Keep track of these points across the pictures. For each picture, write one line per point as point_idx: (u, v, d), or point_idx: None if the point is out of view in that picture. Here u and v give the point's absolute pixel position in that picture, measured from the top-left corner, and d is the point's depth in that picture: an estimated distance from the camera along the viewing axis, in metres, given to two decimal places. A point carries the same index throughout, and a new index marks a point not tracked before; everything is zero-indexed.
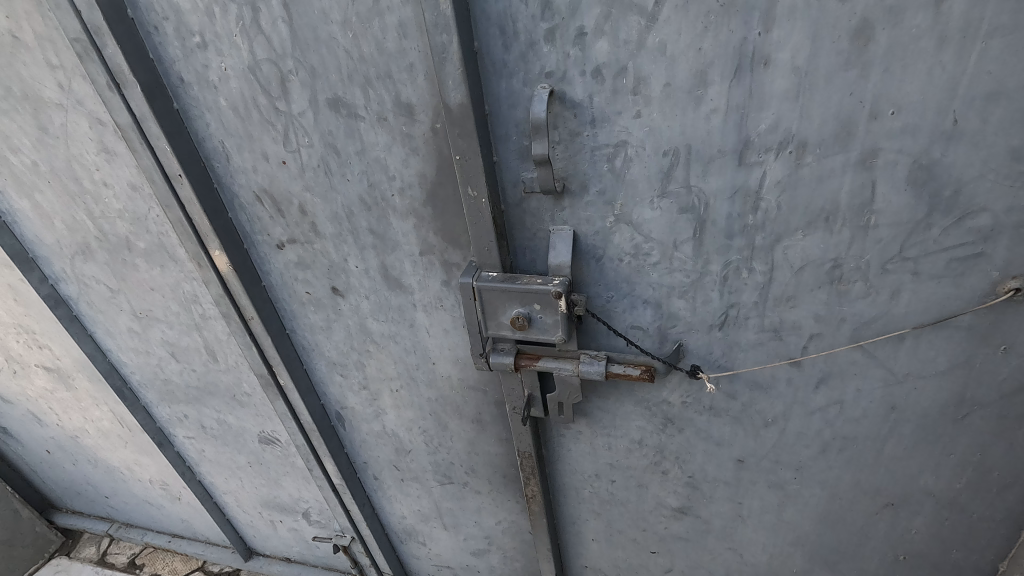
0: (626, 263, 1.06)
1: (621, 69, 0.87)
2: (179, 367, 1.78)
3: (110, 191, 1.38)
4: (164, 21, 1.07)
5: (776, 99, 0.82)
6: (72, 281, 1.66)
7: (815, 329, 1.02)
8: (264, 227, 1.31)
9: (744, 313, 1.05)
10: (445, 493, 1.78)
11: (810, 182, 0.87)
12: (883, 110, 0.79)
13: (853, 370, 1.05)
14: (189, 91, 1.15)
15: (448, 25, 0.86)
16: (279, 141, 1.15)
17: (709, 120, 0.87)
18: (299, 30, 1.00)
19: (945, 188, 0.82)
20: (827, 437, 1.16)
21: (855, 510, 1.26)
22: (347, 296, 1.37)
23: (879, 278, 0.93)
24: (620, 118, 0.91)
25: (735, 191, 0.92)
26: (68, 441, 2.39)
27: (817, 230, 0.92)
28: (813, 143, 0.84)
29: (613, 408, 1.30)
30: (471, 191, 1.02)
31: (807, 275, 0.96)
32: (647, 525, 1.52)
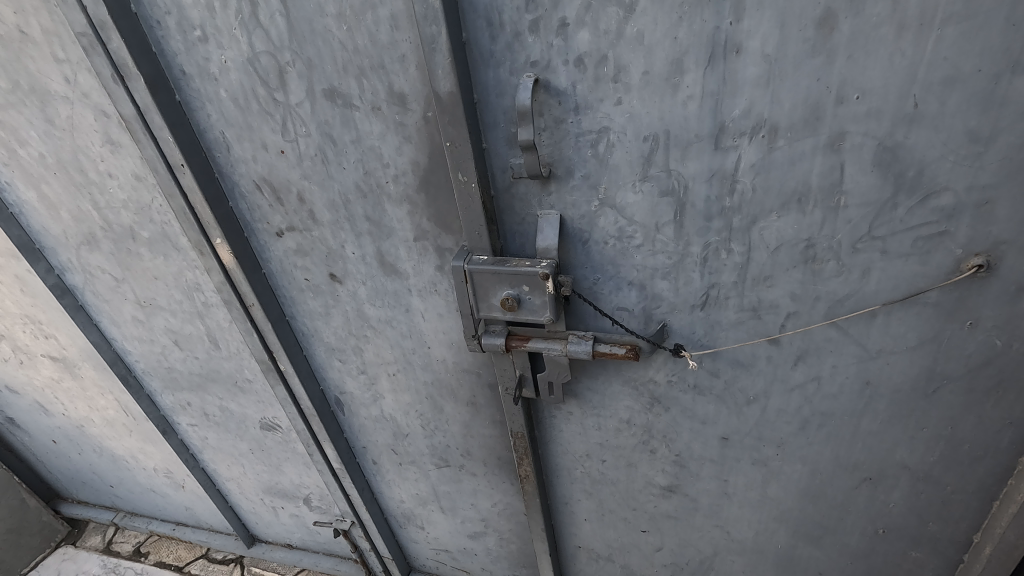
0: (611, 246, 1.11)
1: (602, 58, 0.91)
2: (182, 355, 1.82)
3: (114, 182, 1.43)
4: (166, 16, 1.12)
5: (748, 86, 0.87)
6: (78, 271, 1.71)
7: (791, 307, 1.07)
8: (264, 215, 1.36)
9: (724, 293, 1.09)
10: (442, 477, 1.83)
11: (782, 165, 0.92)
12: (849, 95, 0.84)
13: (828, 347, 1.09)
14: (191, 83, 1.19)
15: (436, 17, 0.91)
16: (277, 132, 1.20)
17: (685, 106, 0.91)
18: (296, 24, 1.04)
19: (909, 169, 0.87)
20: (806, 413, 1.21)
21: (835, 484, 1.31)
22: (344, 282, 1.42)
23: (850, 256, 0.97)
24: (602, 105, 0.95)
25: (712, 175, 0.96)
26: (74, 430, 2.44)
27: (790, 211, 0.96)
28: (784, 127, 0.89)
29: (602, 388, 1.35)
30: (461, 177, 1.06)
31: (783, 255, 1.01)
32: (637, 504, 1.57)
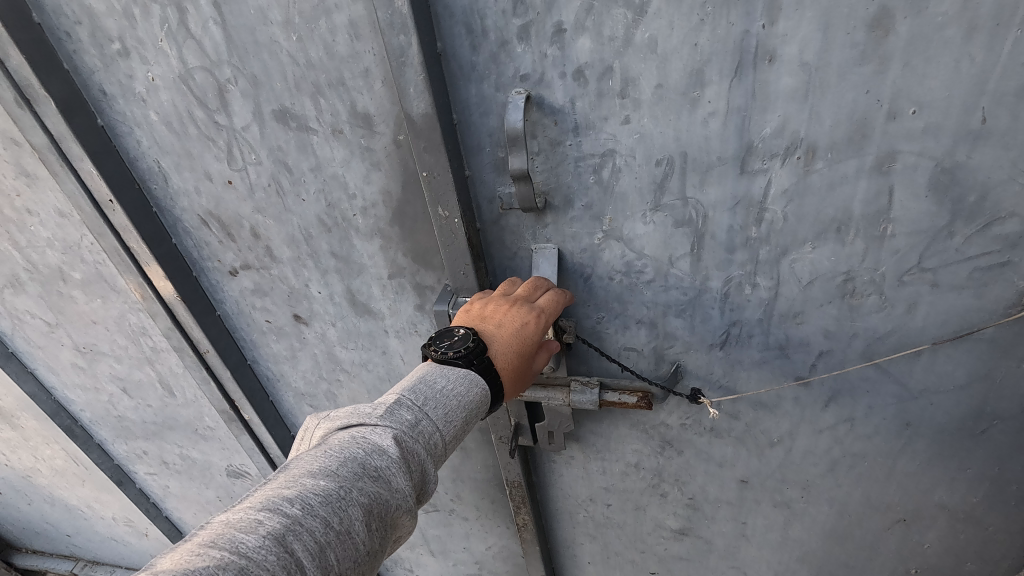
0: (618, 282, 0.96)
1: (606, 70, 0.76)
2: (133, 403, 1.63)
3: (35, 219, 1.23)
4: (76, 26, 0.93)
5: (782, 100, 0.73)
6: (4, 316, 1.50)
7: (824, 345, 0.94)
8: (214, 253, 1.18)
9: (747, 331, 0.96)
10: (432, 519, 1.68)
11: (820, 189, 0.79)
12: (903, 109, 0.70)
13: (864, 386, 0.97)
14: (114, 105, 1.00)
15: (404, 25, 0.74)
16: (222, 159, 1.02)
17: (706, 124, 0.77)
18: (235, 33, 0.87)
19: (970, 192, 0.74)
20: (836, 454, 1.09)
21: (865, 526, 1.19)
22: (311, 324, 1.25)
23: (894, 290, 0.85)
24: (606, 124, 0.81)
25: (737, 202, 0.83)
26: (20, 480, 2.20)
27: (827, 241, 0.83)
28: (823, 147, 0.75)
29: (607, 431, 1.22)
30: (441, 211, 0.90)
31: (816, 290, 0.88)
32: (646, 547, 1.44)
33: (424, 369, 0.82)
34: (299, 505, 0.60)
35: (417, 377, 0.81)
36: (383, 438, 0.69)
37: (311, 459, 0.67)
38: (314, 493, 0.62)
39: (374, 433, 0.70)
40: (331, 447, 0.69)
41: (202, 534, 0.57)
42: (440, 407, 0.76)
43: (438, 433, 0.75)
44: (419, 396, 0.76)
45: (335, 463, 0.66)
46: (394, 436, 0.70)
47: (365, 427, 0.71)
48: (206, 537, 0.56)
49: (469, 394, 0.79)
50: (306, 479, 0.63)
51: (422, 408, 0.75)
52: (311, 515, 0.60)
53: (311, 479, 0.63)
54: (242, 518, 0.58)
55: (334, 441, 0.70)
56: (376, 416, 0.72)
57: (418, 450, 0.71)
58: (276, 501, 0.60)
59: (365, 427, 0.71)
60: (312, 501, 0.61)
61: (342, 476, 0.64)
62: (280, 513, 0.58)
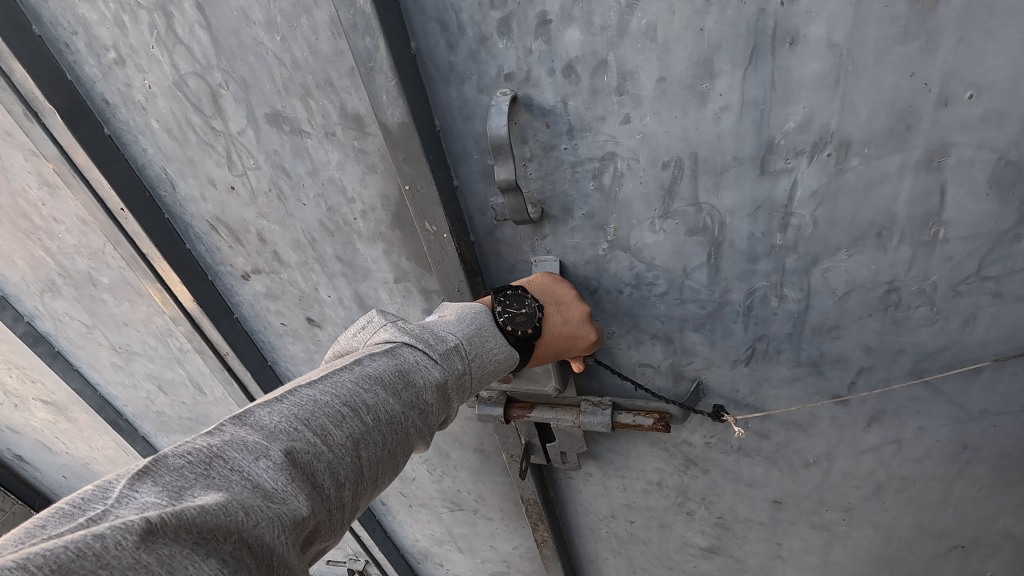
0: (628, 294, 0.89)
1: (600, 63, 0.72)
2: (169, 400, 1.68)
3: (62, 227, 1.26)
4: (73, 36, 0.92)
5: (807, 89, 0.66)
6: (47, 318, 1.55)
7: (865, 363, 0.84)
8: (226, 257, 1.18)
9: (775, 346, 0.87)
10: (457, 519, 1.67)
11: (856, 190, 0.70)
12: (957, 93, 0.61)
13: (914, 407, 0.86)
14: (117, 113, 1.00)
15: (369, 26, 0.72)
16: (223, 165, 1.00)
17: (717, 120, 0.71)
18: (220, 37, 0.84)
19: None
20: (881, 477, 0.98)
21: (917, 552, 1.08)
22: (324, 326, 1.23)
23: (949, 301, 0.75)
24: (603, 125, 0.76)
25: (757, 207, 0.75)
26: (80, 469, 2.32)
27: (866, 247, 0.74)
28: (858, 141, 0.67)
29: (625, 449, 1.15)
30: (427, 224, 0.88)
31: (855, 302, 0.78)
32: (674, 564, 1.36)
33: (477, 313, 0.79)
34: (372, 414, 0.59)
35: (469, 318, 0.77)
36: (443, 373, 0.68)
37: (381, 362, 0.64)
38: (385, 408, 0.60)
39: (435, 364, 0.68)
40: (398, 360, 0.65)
41: (287, 405, 0.56)
42: (484, 364, 0.74)
43: (475, 384, 0.73)
44: (474, 343, 0.74)
45: (402, 383, 0.63)
46: (451, 375, 0.69)
47: (430, 354, 0.68)
48: (294, 415, 0.55)
49: (504, 356, 0.77)
50: (378, 387, 0.61)
51: (471, 358, 0.73)
52: (380, 430, 0.59)
53: (384, 393, 0.61)
54: (325, 407, 0.57)
55: (400, 354, 0.66)
56: (439, 349, 0.69)
57: (456, 398, 0.70)
58: (357, 403, 0.59)
59: (428, 355, 0.68)
60: (384, 418, 0.60)
61: (405, 400, 0.62)
62: (356, 417, 0.58)
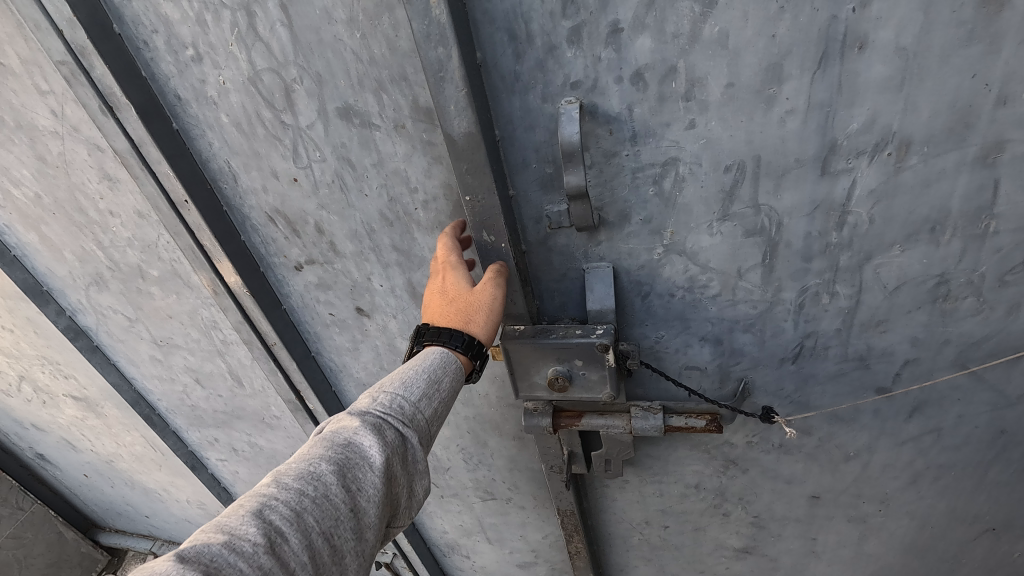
0: (680, 297, 1.00)
1: (669, 69, 0.79)
2: (205, 393, 1.71)
3: (116, 220, 1.30)
4: (153, 34, 0.97)
5: (872, 93, 0.75)
6: (89, 312, 1.59)
7: (910, 354, 0.96)
8: (280, 249, 1.22)
9: (823, 342, 0.98)
10: (487, 509, 1.71)
11: (913, 187, 0.81)
12: (1016, 92, 0.71)
13: (954, 396, 0.99)
14: (188, 108, 1.04)
15: (444, 36, 0.77)
16: (288, 158, 1.05)
17: (783, 123, 0.80)
18: (301, 34, 0.89)
19: None
20: (920, 466, 1.10)
21: (948, 538, 1.20)
22: (372, 316, 1.28)
23: (995, 291, 0.87)
24: (669, 130, 0.84)
25: (816, 207, 0.85)
26: (103, 465, 2.35)
27: (919, 242, 0.85)
28: (918, 141, 0.77)
29: (665, 453, 1.22)
30: (489, 236, 0.94)
31: (905, 294, 0.90)
32: (705, 567, 1.44)
33: (419, 356, 0.88)
34: (307, 485, 0.70)
35: (407, 365, 0.87)
36: (378, 419, 0.78)
37: (312, 447, 0.76)
38: (321, 474, 0.72)
39: (367, 416, 0.78)
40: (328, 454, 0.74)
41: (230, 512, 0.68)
42: (435, 391, 0.83)
43: (432, 408, 0.82)
44: (412, 379, 0.83)
45: (344, 468, 0.73)
46: (391, 415, 0.79)
47: (360, 411, 0.79)
48: (235, 514, 0.67)
49: (449, 372, 0.86)
50: (311, 462, 0.73)
51: (413, 393, 0.82)
52: (320, 494, 0.70)
53: (328, 481, 0.71)
54: (263, 495, 0.69)
55: (343, 435, 0.76)
56: (368, 404, 0.80)
57: (410, 432, 0.79)
58: (288, 484, 0.70)
59: (360, 412, 0.79)
60: (333, 504, 0.71)
61: (340, 461, 0.74)
62: (294, 493, 0.69)
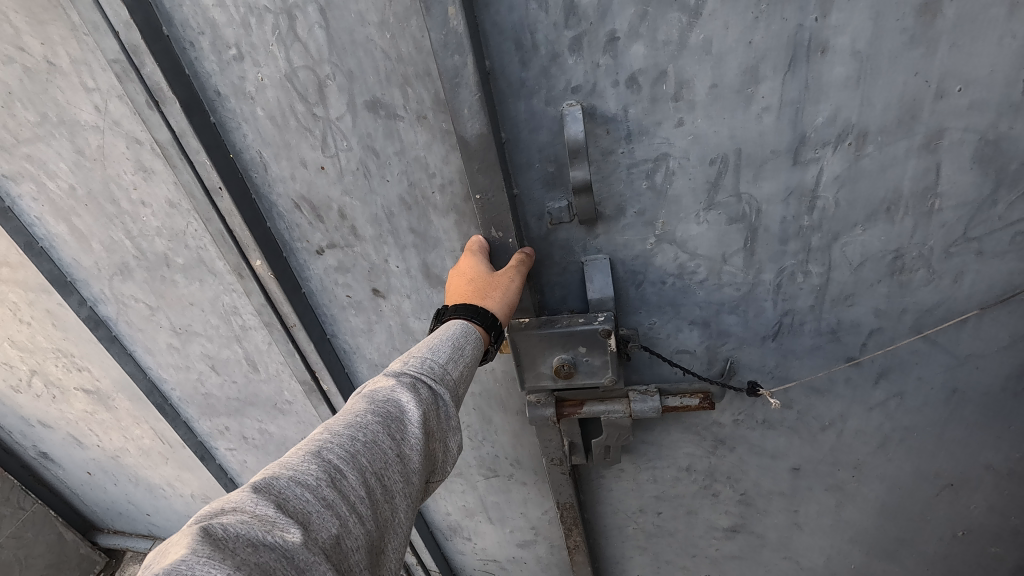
0: (671, 283, 1.18)
1: (661, 73, 0.96)
2: (220, 380, 1.80)
3: (147, 210, 1.40)
4: (200, 36, 1.08)
5: (834, 91, 0.93)
6: (111, 302, 1.67)
7: (873, 323, 1.16)
8: (304, 234, 1.33)
9: (800, 318, 1.18)
10: (490, 487, 1.81)
11: (872, 171, 1.00)
12: (952, 87, 0.91)
13: (914, 358, 1.20)
14: (226, 103, 1.16)
15: (460, 45, 0.91)
16: (317, 148, 1.16)
17: (762, 119, 0.97)
18: (336, 35, 1.01)
19: (1012, 161, 0.95)
20: (887, 429, 1.31)
21: (913, 494, 1.42)
22: (388, 297, 1.39)
23: (943, 261, 1.07)
24: (661, 127, 1.01)
25: (791, 193, 1.04)
26: (108, 462, 2.40)
27: (878, 222, 1.05)
28: (874, 132, 0.96)
29: (659, 438, 1.44)
30: (497, 232, 1.11)
31: (868, 269, 1.10)
32: (698, 549, 1.67)
33: (442, 330, 0.97)
34: (351, 436, 0.77)
35: (433, 336, 0.96)
36: (411, 382, 0.86)
37: (354, 404, 0.83)
38: (364, 428, 0.79)
39: (401, 379, 0.86)
40: (373, 407, 0.82)
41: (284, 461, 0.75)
42: (460, 357, 0.92)
43: (459, 372, 0.91)
44: (439, 349, 0.92)
45: (387, 422, 0.81)
46: (421, 379, 0.87)
47: (395, 375, 0.87)
48: (287, 459, 0.74)
49: (469, 342, 0.96)
50: (355, 417, 0.80)
51: (442, 360, 0.90)
52: (363, 444, 0.77)
53: (375, 433, 0.79)
54: (312, 445, 0.76)
55: (385, 394, 0.84)
56: (401, 369, 0.88)
57: (441, 394, 0.87)
58: (334, 435, 0.77)
59: (395, 376, 0.87)
60: (383, 452, 0.78)
61: (380, 415, 0.81)
62: (339, 442, 0.76)
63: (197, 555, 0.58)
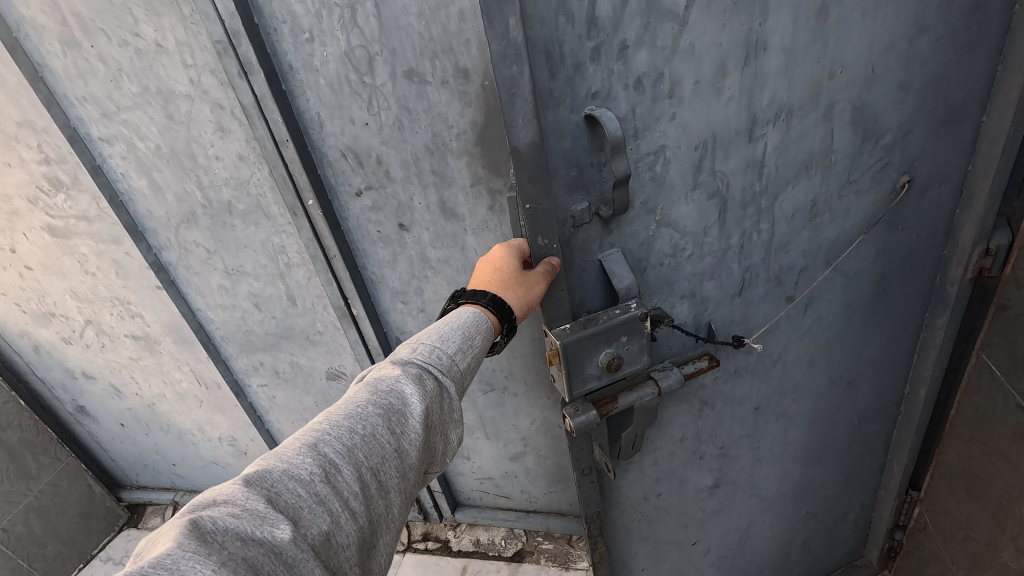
0: (667, 265, 1.36)
1: (658, 75, 1.12)
2: (261, 317, 2.16)
3: (219, 164, 1.78)
4: (282, 24, 1.48)
5: (772, 79, 1.21)
6: (174, 248, 2.03)
7: (803, 264, 1.49)
8: (347, 179, 1.73)
9: (755, 272, 1.46)
10: (488, 402, 2.20)
11: (796, 139, 1.30)
12: (836, 69, 1.24)
13: (826, 288, 1.56)
14: (296, 75, 1.56)
15: (517, 56, 0.96)
16: (364, 108, 1.57)
17: (728, 106, 1.21)
18: (386, 23, 1.42)
19: (870, 120, 1.33)
20: (812, 351, 1.66)
21: (829, 402, 1.79)
22: (411, 230, 1.79)
23: (839, 204, 1.43)
24: (659, 122, 1.17)
25: (748, 164, 1.30)
26: (144, 410, 2.71)
27: (802, 180, 1.36)
28: (795, 109, 1.26)
29: (660, 418, 1.57)
30: (542, 239, 1.17)
31: (798, 219, 1.42)
32: (691, 513, 1.85)
33: (444, 328, 1.19)
34: (348, 434, 0.97)
35: (435, 334, 1.17)
36: (410, 384, 1.06)
37: (355, 401, 1.03)
38: (358, 428, 0.98)
39: (402, 379, 1.07)
40: (369, 404, 1.02)
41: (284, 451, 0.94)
42: (460, 358, 1.15)
43: (457, 369, 1.13)
44: (439, 352, 1.13)
45: (384, 419, 1.01)
46: (419, 381, 1.08)
47: (399, 375, 1.07)
48: (288, 451, 0.92)
49: (472, 341, 1.19)
50: (353, 416, 1.00)
51: (440, 362, 1.12)
52: (357, 442, 0.96)
53: (370, 431, 0.98)
54: (309, 440, 0.94)
55: (387, 391, 1.04)
56: (404, 369, 1.09)
57: (433, 392, 1.08)
58: (329, 433, 0.96)
59: (398, 375, 1.07)
60: (374, 451, 0.97)
61: (377, 414, 1.00)
62: (335, 439, 0.95)
63: (187, 546, 0.74)
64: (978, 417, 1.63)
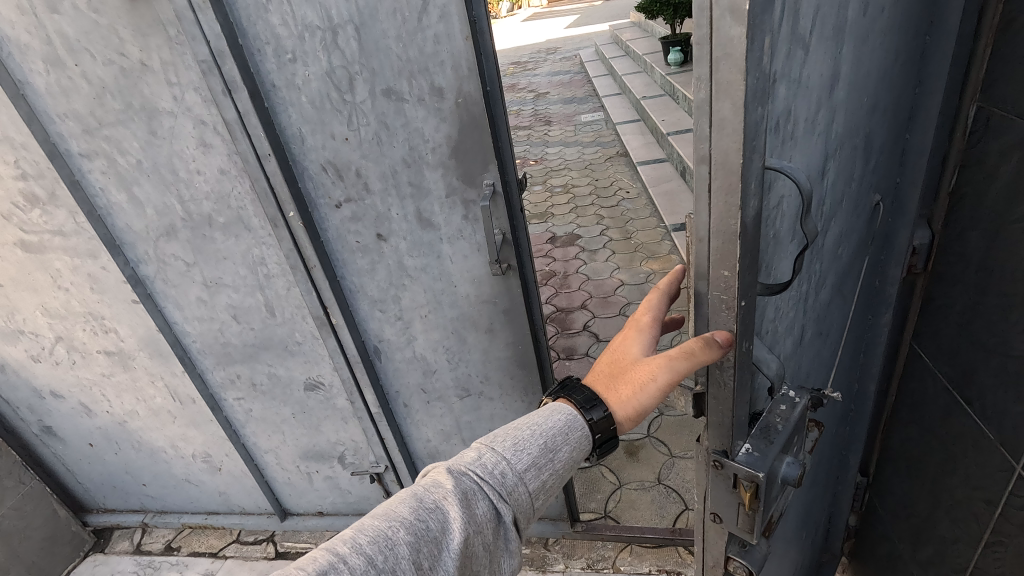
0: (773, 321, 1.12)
1: (789, 111, 0.92)
2: (239, 328, 2.19)
3: (201, 177, 1.83)
4: (266, 45, 1.57)
5: (835, 107, 1.08)
6: (152, 262, 2.06)
7: (827, 292, 1.37)
8: (327, 191, 1.80)
9: (807, 311, 1.29)
10: (464, 407, 2.27)
11: (838, 170, 1.19)
12: (862, 95, 1.17)
13: (835, 311, 1.46)
14: (279, 92, 1.64)
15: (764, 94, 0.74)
16: (345, 123, 1.66)
17: (814, 141, 1.05)
18: (366, 44, 1.53)
19: (870, 139, 1.29)
20: (823, 373, 1.53)
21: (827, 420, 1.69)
22: (388, 240, 1.87)
23: (849, 227, 1.35)
24: (784, 165, 0.97)
25: (820, 199, 1.14)
26: (114, 428, 2.68)
27: (839, 210, 1.24)
28: (839, 139, 1.15)
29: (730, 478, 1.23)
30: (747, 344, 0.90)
31: (833, 248, 1.29)
32: None
33: (525, 434, 1.14)
34: (373, 560, 0.93)
35: (511, 440, 1.12)
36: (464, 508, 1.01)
37: (396, 515, 0.99)
38: (387, 553, 0.94)
39: (458, 499, 1.02)
40: (403, 526, 0.97)
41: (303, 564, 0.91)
42: (530, 480, 1.09)
43: (523, 491, 1.08)
44: (507, 471, 1.08)
45: (420, 546, 0.96)
46: (476, 505, 1.03)
47: (455, 490, 1.03)
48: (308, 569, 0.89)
49: (553, 457, 1.13)
50: (387, 535, 0.96)
51: (505, 481, 1.07)
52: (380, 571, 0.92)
53: (399, 560, 0.94)
54: (330, 560, 0.91)
55: (434, 510, 1.01)
56: (463, 483, 1.05)
57: (483, 517, 1.03)
58: (354, 556, 0.93)
59: (453, 490, 1.03)
60: None
61: (416, 538, 0.97)
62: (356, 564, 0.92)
63: None
64: (912, 404, 1.70)
